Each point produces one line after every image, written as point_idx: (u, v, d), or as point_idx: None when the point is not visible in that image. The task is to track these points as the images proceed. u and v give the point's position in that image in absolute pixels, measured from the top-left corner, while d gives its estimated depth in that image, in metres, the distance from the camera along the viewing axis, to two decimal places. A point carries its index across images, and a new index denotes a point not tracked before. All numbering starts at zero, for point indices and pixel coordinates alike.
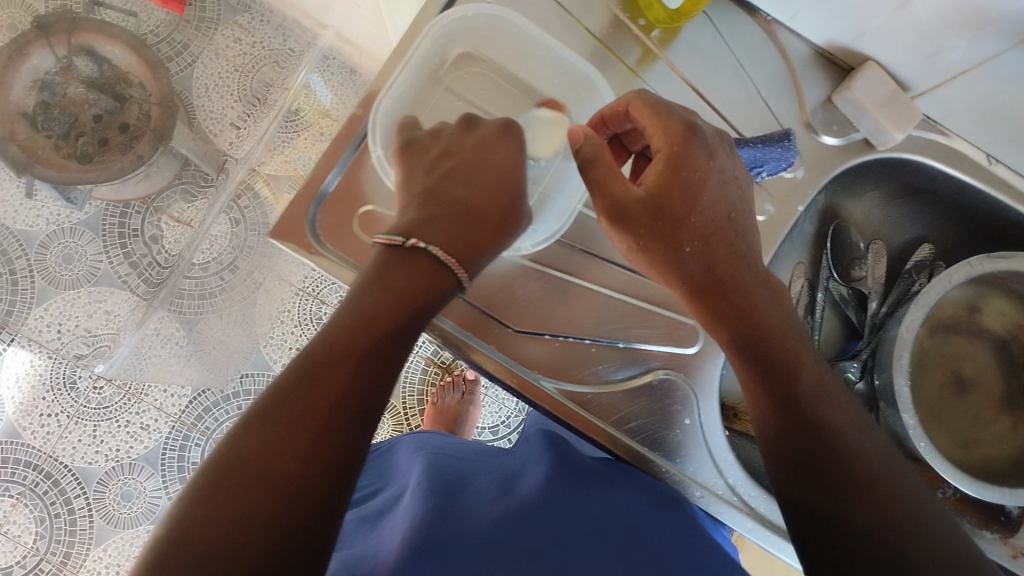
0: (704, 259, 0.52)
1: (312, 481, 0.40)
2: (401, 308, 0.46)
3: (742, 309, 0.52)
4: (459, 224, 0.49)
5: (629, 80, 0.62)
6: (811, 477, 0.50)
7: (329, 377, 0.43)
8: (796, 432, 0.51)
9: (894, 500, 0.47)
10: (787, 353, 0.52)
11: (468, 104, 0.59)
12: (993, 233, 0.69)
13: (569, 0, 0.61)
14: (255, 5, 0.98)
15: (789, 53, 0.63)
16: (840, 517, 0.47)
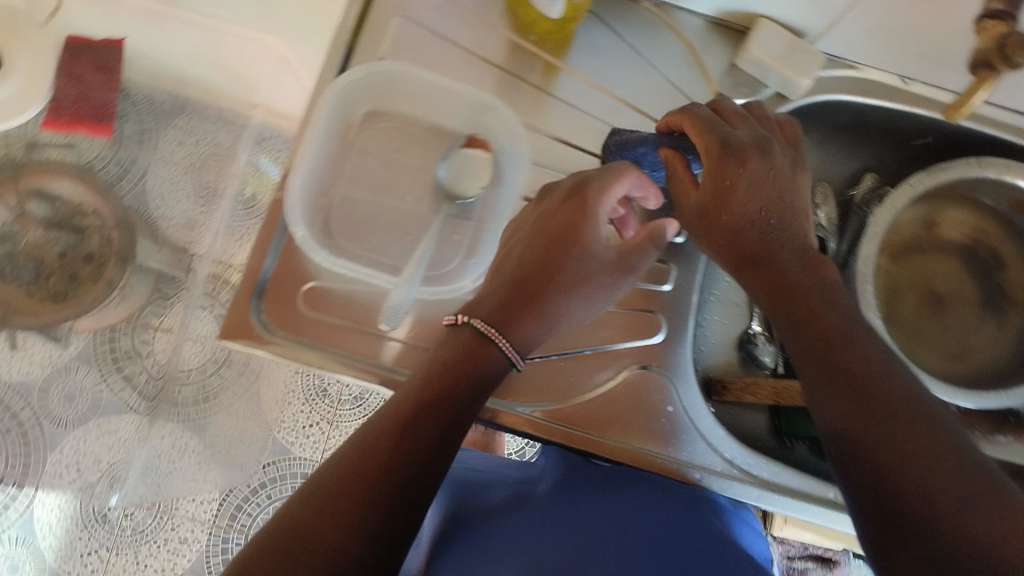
0: (753, 237, 0.52)
1: (353, 550, 0.41)
2: (451, 378, 0.48)
3: (797, 287, 0.50)
4: (570, 295, 0.52)
5: (536, 96, 0.62)
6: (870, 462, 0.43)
7: (373, 451, 0.44)
8: (848, 403, 0.45)
9: (943, 477, 0.39)
10: (839, 332, 0.48)
11: (383, 160, 0.58)
12: (929, 147, 0.70)
13: (458, 37, 0.62)
14: (189, 104, 1.03)
15: (683, 30, 0.64)
16: (889, 491, 0.41)
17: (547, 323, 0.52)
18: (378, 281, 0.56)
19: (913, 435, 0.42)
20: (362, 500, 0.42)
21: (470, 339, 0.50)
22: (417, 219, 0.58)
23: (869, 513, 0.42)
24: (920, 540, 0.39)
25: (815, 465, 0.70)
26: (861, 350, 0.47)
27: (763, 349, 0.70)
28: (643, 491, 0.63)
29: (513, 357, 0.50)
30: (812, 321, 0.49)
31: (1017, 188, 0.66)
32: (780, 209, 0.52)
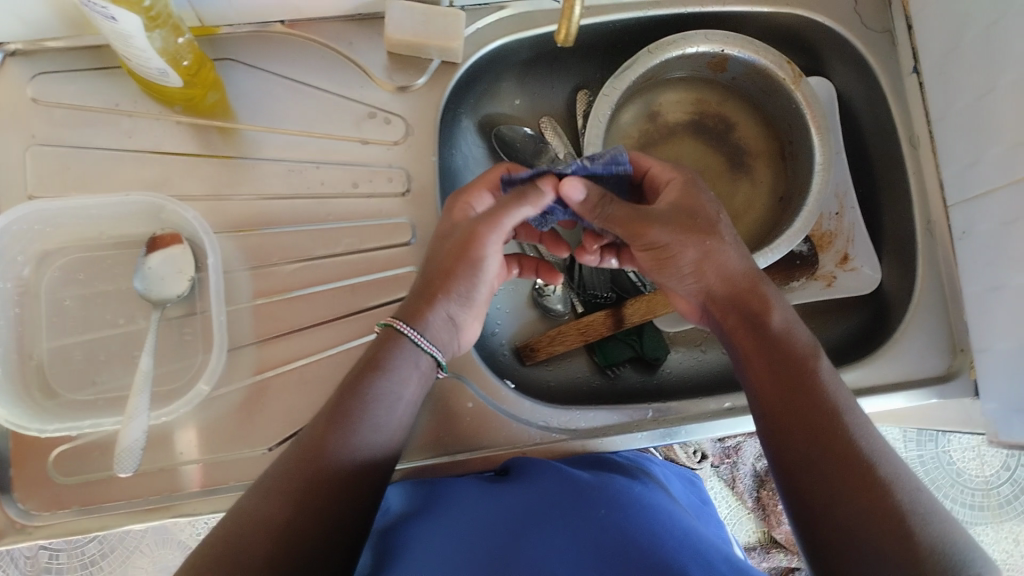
0: (743, 305, 0.52)
1: (306, 524, 0.44)
2: (370, 363, 0.51)
3: (778, 349, 0.50)
4: (458, 280, 0.52)
5: (211, 163, 0.59)
6: (816, 448, 0.46)
7: (316, 437, 0.47)
8: (798, 420, 0.47)
9: (875, 500, 0.43)
10: (805, 376, 0.49)
11: (79, 296, 0.56)
12: (618, 47, 0.69)
13: (103, 140, 0.58)
14: None
15: (327, 39, 0.62)
16: (825, 491, 0.45)
17: (446, 320, 0.53)
18: (104, 425, 0.52)
19: (872, 504, 0.43)
20: (319, 489, 0.45)
21: (387, 332, 0.52)
22: (138, 339, 0.56)
23: (803, 511, 0.46)
24: (850, 538, 0.43)
25: (645, 384, 0.70)
26: (842, 419, 0.47)
27: (554, 298, 0.72)
28: (617, 474, 0.57)
29: (424, 347, 0.52)
30: (791, 388, 0.48)
31: (705, 55, 0.67)
32: (767, 308, 0.52)
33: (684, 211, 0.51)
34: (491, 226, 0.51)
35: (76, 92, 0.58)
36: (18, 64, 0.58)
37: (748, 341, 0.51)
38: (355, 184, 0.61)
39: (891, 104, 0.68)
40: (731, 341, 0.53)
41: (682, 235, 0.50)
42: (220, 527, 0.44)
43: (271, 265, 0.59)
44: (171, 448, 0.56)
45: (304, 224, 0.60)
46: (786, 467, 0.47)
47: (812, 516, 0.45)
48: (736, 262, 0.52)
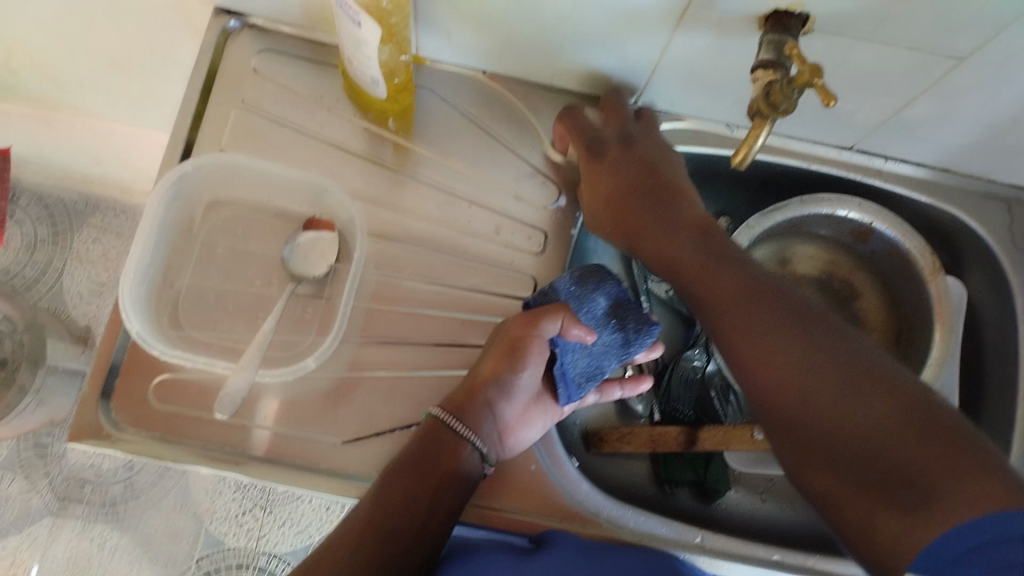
0: (672, 255, 0.56)
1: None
2: (430, 437, 0.55)
3: (701, 284, 0.54)
4: (503, 380, 0.57)
5: (380, 171, 0.64)
6: (766, 376, 0.49)
7: (382, 496, 0.52)
8: (741, 354, 0.51)
9: (838, 390, 0.46)
10: (730, 292, 0.53)
11: (229, 248, 0.60)
12: (770, 189, 0.73)
13: (296, 121, 0.64)
14: (101, 203, 1.09)
15: (516, 98, 0.67)
16: (795, 413, 0.48)
17: (490, 411, 0.57)
18: (217, 366, 0.55)
19: (833, 396, 0.46)
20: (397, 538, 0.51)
21: (431, 423, 0.56)
22: (266, 303, 0.60)
23: (788, 443, 0.48)
24: (830, 438, 0.46)
25: (696, 510, 0.71)
26: (772, 323, 0.50)
27: (635, 398, 0.73)
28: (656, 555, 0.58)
29: (466, 434, 0.55)
30: (731, 314, 0.52)
31: (852, 221, 0.69)
32: (694, 230, 0.56)
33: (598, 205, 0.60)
34: (530, 329, 0.57)
35: (290, 75, 0.64)
36: (251, 35, 0.64)
37: (685, 289, 0.56)
38: (497, 231, 0.65)
39: (1021, 326, 0.68)
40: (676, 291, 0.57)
41: (614, 229, 0.60)
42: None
43: (400, 276, 0.63)
44: (254, 410, 0.59)
45: (440, 251, 0.64)
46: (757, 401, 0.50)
47: (796, 444, 0.48)
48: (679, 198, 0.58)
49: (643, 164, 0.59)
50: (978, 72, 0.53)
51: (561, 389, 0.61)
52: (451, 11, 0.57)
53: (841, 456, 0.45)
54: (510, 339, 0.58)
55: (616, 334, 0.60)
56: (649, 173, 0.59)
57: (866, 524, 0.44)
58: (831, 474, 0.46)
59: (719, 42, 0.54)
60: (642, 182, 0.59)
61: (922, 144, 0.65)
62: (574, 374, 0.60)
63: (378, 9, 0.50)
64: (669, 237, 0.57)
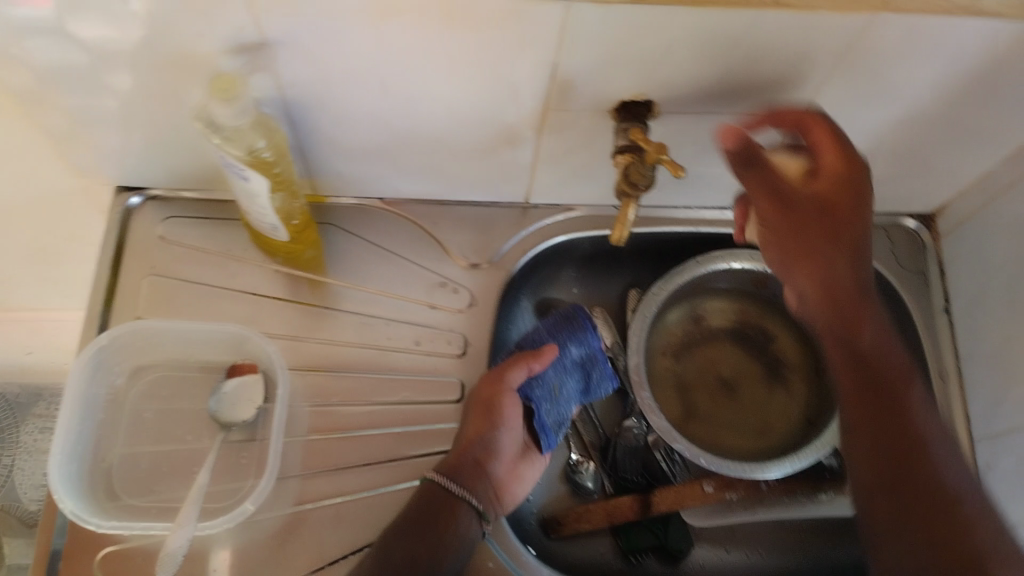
0: (833, 286, 0.55)
1: None
2: (430, 492, 0.58)
3: (867, 361, 0.54)
4: (488, 437, 0.61)
5: (295, 308, 0.67)
6: (903, 469, 0.51)
7: (396, 540, 0.55)
8: (883, 432, 0.52)
9: (934, 515, 0.49)
10: (900, 369, 0.54)
11: (159, 410, 0.62)
12: (669, 256, 0.77)
13: (208, 277, 0.66)
14: (43, 390, 1.04)
15: (416, 217, 0.71)
16: (894, 493, 0.51)
17: (479, 467, 0.60)
18: (154, 530, 0.56)
19: (950, 535, 0.48)
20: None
21: (428, 486, 0.59)
22: (199, 458, 0.61)
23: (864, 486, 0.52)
24: (920, 539, 0.49)
25: (665, 574, 0.72)
26: (932, 455, 0.51)
27: (585, 475, 0.74)
28: None
29: (462, 494, 0.58)
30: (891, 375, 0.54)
31: (748, 271, 0.74)
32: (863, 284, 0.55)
33: (826, 210, 0.54)
34: (498, 384, 0.61)
35: (195, 235, 0.67)
36: (154, 206, 0.68)
37: (838, 355, 0.55)
38: (417, 343, 0.68)
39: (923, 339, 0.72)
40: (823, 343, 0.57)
41: (789, 255, 0.56)
42: None
43: (331, 405, 0.65)
44: (204, 564, 0.60)
45: (366, 372, 0.66)
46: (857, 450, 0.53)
47: (882, 511, 0.51)
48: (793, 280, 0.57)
49: (838, 185, 0.53)
50: None
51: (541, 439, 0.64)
52: (334, 151, 0.60)
53: (917, 552, 0.48)
54: (479, 394, 0.62)
55: (576, 380, 0.65)
56: (848, 209, 0.54)
57: None
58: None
59: (580, 137, 0.59)
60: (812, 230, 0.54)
61: None
62: (546, 423, 0.64)
63: (262, 162, 0.53)
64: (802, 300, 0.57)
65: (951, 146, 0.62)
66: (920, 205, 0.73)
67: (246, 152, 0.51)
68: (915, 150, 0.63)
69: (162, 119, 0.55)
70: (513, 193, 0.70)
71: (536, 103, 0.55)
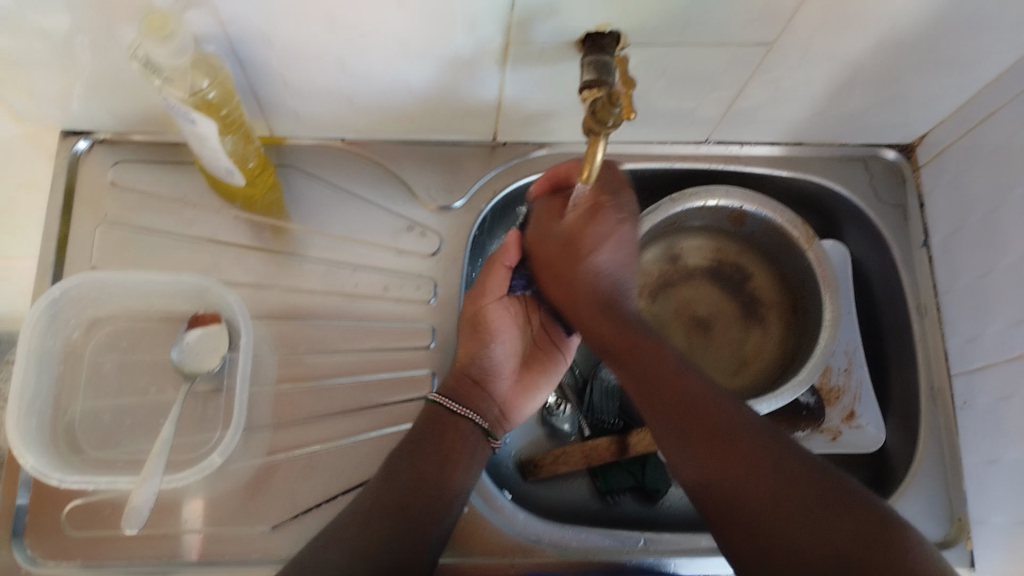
0: (592, 330, 0.61)
1: (393, 527, 0.54)
2: (433, 412, 0.61)
3: (636, 356, 0.59)
4: (480, 356, 0.63)
5: (258, 255, 0.65)
6: (694, 445, 0.54)
7: (404, 460, 0.58)
8: (675, 416, 0.55)
9: (750, 460, 0.51)
10: (644, 351, 0.58)
11: (120, 362, 0.60)
12: (645, 193, 0.75)
13: (167, 225, 0.64)
14: None
15: (380, 157, 0.68)
16: (775, 503, 0.49)
17: (480, 385, 0.63)
18: (120, 484, 0.55)
19: (759, 475, 0.51)
20: (409, 519, 0.55)
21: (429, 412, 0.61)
22: (164, 409, 0.60)
23: (725, 528, 0.51)
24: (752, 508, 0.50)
25: (640, 514, 0.72)
26: (733, 442, 0.53)
27: (561, 418, 0.75)
28: None
29: (463, 414, 0.61)
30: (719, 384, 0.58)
31: (725, 209, 0.72)
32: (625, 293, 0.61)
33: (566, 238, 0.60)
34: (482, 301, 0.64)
35: (149, 180, 0.64)
36: (103, 151, 0.65)
37: (606, 328, 0.59)
38: (385, 288, 0.66)
39: (902, 275, 0.71)
40: (591, 334, 0.60)
41: (564, 249, 0.60)
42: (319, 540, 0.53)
43: (300, 354, 0.64)
44: (176, 515, 0.59)
45: (334, 318, 0.65)
46: (710, 480, 0.52)
47: (732, 496, 0.51)
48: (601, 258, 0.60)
49: (591, 208, 0.60)
50: (788, 52, 0.56)
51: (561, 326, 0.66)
52: (287, 89, 0.57)
53: (754, 511, 0.50)
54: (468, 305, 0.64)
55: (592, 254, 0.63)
56: (590, 218, 0.59)
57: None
58: (750, 542, 0.50)
59: (546, 70, 0.56)
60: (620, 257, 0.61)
61: (768, 125, 0.67)
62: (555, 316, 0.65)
63: (207, 103, 0.50)
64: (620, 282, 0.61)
65: (930, 75, 0.60)
66: (898, 137, 0.71)
67: (189, 95, 0.49)
68: (891, 81, 0.61)
69: (98, 61, 0.52)
70: (480, 132, 0.67)
71: (497, 35, 0.52)
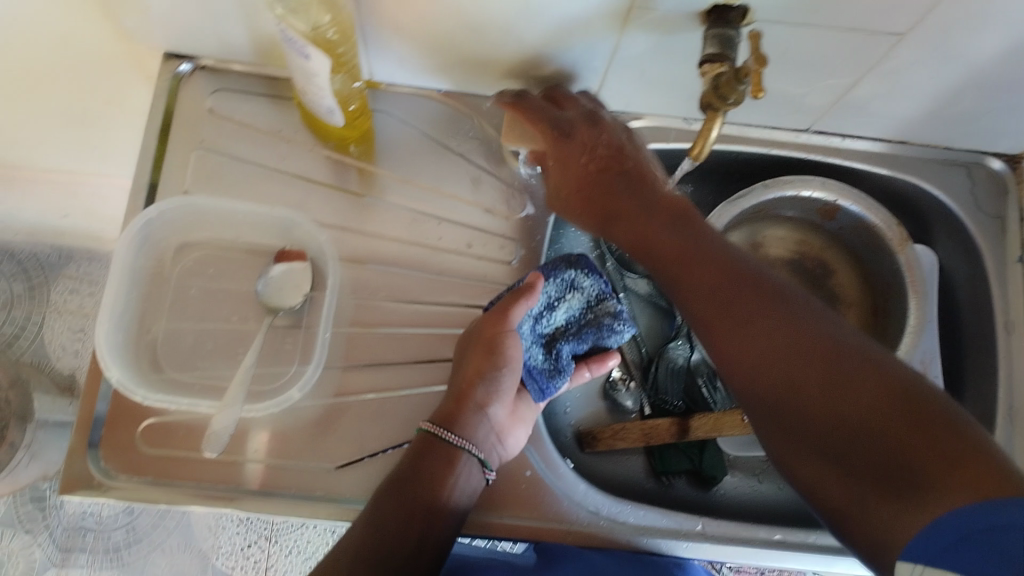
0: (620, 227, 0.56)
1: (399, 546, 0.51)
2: (429, 442, 0.56)
3: (664, 249, 0.54)
4: (489, 379, 0.57)
5: (346, 197, 0.65)
6: (732, 336, 0.48)
7: (408, 473, 0.54)
8: (713, 307, 0.50)
9: (792, 355, 0.46)
10: (669, 239, 0.54)
11: (205, 288, 0.61)
12: (735, 177, 0.73)
13: (259, 157, 0.64)
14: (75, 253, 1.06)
15: (475, 113, 0.67)
16: (809, 407, 0.44)
17: (482, 413, 0.57)
18: (200, 406, 0.56)
19: (812, 376, 0.44)
20: (414, 532, 0.52)
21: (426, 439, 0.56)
22: (242, 339, 0.60)
23: (794, 450, 0.46)
24: (808, 419, 0.44)
25: (694, 498, 0.72)
26: (785, 313, 0.47)
27: (624, 394, 0.75)
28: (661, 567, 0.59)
29: (460, 443, 0.55)
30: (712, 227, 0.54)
31: (818, 201, 0.70)
32: (639, 188, 0.57)
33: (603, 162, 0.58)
34: (502, 325, 0.56)
35: (246, 111, 0.64)
36: (205, 76, 0.65)
37: (626, 211, 0.56)
38: (468, 245, 0.65)
39: (994, 289, 0.69)
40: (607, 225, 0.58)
41: (581, 173, 0.58)
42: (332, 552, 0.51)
43: (377, 300, 0.64)
44: (244, 444, 0.60)
45: (414, 269, 0.65)
46: (770, 410, 0.46)
47: (782, 413, 0.46)
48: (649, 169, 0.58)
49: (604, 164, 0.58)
50: (919, 46, 0.54)
51: (529, 383, 0.61)
52: (397, 32, 0.57)
53: (807, 419, 0.44)
54: (479, 330, 0.57)
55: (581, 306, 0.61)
56: (602, 166, 0.58)
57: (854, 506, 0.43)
58: (816, 462, 0.45)
59: (665, 40, 0.55)
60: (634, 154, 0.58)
61: (876, 119, 0.65)
62: (540, 367, 0.61)
63: (326, 41, 0.50)
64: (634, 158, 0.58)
65: None
66: (1007, 146, 0.69)
67: (311, 29, 0.49)
68: (1016, 86, 0.58)
69: None
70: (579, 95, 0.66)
71: None
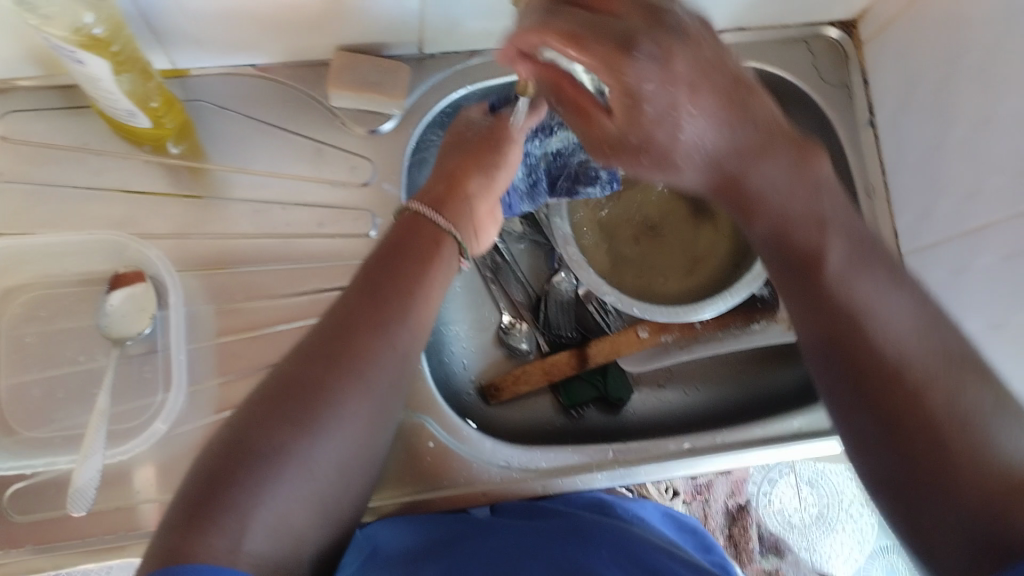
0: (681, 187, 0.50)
1: (289, 443, 0.44)
2: (360, 297, 0.50)
3: (789, 240, 0.48)
4: (479, 175, 0.59)
5: (179, 201, 0.60)
6: (814, 311, 0.47)
7: (313, 353, 0.47)
8: (815, 291, 0.47)
9: (876, 360, 0.44)
10: (800, 239, 0.48)
11: (42, 334, 0.56)
12: None
13: (72, 178, 0.59)
14: None
15: (299, 82, 0.63)
16: (880, 398, 0.44)
17: (466, 206, 0.58)
18: (58, 463, 0.52)
19: (866, 362, 0.45)
20: (310, 417, 0.45)
21: (411, 216, 0.56)
22: (97, 377, 0.56)
23: (880, 417, 0.44)
24: (883, 400, 0.44)
25: (606, 423, 0.72)
26: (873, 323, 0.45)
27: (518, 337, 0.73)
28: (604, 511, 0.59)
29: (448, 228, 0.56)
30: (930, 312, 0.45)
31: None
32: (726, 149, 0.45)
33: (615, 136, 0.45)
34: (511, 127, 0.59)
35: (45, 130, 0.58)
36: None
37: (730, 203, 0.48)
38: (321, 224, 0.62)
39: (850, 156, 0.69)
40: (728, 206, 0.49)
41: (623, 158, 0.46)
42: (208, 449, 0.44)
43: (237, 303, 0.60)
44: (125, 487, 0.56)
45: (270, 262, 0.60)
46: (847, 378, 0.45)
47: (843, 386, 0.46)
48: (680, 127, 0.43)
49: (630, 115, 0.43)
50: None
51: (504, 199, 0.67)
52: (182, 11, 0.52)
53: (886, 416, 0.43)
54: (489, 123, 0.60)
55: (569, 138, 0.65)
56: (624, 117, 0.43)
57: (932, 521, 0.41)
58: (874, 424, 0.44)
59: None
60: (720, 112, 0.43)
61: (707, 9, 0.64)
62: (517, 186, 0.66)
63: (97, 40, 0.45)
64: (730, 128, 0.44)
65: None
66: (838, 12, 0.69)
67: (71, 33, 0.43)
68: None
69: None
70: (404, 43, 0.62)
71: None
